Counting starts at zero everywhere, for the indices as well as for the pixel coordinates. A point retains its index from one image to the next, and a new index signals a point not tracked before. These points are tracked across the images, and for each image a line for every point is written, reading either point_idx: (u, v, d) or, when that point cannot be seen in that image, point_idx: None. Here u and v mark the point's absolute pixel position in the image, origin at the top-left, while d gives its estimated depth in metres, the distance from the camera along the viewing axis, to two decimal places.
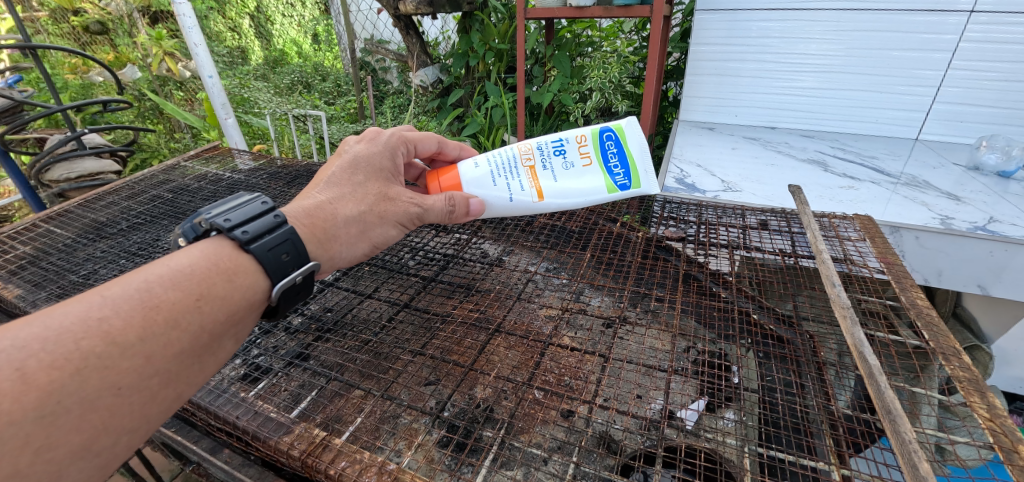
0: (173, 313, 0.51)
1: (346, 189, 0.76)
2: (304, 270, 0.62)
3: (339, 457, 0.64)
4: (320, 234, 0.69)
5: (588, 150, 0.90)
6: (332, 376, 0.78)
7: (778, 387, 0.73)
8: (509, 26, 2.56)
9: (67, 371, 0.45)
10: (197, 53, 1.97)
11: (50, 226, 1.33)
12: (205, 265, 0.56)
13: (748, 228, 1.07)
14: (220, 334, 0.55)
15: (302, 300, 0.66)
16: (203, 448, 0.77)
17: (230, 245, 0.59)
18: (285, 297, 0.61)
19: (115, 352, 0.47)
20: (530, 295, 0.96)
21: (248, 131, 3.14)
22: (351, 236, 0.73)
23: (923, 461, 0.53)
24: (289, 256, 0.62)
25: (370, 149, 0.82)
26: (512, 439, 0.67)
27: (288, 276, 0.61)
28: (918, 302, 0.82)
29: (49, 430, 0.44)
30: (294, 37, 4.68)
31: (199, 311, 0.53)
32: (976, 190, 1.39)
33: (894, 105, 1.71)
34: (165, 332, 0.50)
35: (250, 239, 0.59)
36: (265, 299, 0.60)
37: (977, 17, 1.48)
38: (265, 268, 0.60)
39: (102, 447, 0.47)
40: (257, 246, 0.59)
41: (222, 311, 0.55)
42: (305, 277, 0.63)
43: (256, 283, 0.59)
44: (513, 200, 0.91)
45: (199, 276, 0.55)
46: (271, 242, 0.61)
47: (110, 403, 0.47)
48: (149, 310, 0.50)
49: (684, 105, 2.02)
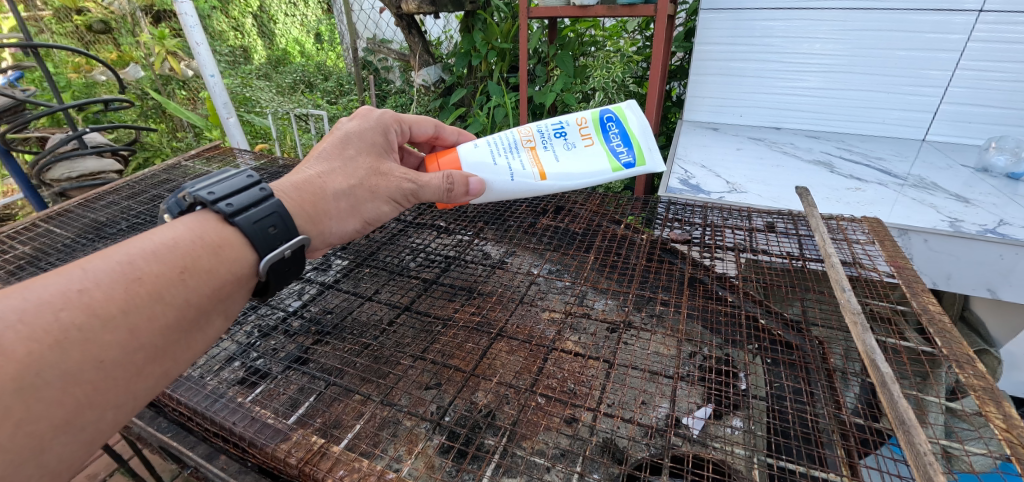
0: (156, 286, 0.50)
1: (336, 163, 0.75)
2: (293, 243, 0.61)
3: (336, 466, 0.62)
4: (310, 209, 0.68)
5: (589, 130, 0.91)
6: (331, 380, 0.77)
7: (787, 395, 0.71)
8: (512, 26, 2.53)
9: (46, 343, 0.44)
10: (199, 52, 1.95)
11: (49, 226, 1.31)
12: (189, 239, 0.55)
13: (754, 231, 1.05)
14: (206, 309, 0.54)
15: (293, 276, 0.64)
16: (198, 454, 0.75)
17: (214, 219, 0.58)
18: (273, 272, 0.60)
19: (97, 325, 0.46)
20: (534, 299, 0.95)
21: (250, 131, 3.13)
22: (341, 211, 0.72)
23: (940, 474, 0.51)
24: (277, 229, 0.61)
25: (362, 125, 0.82)
26: (514, 447, 0.66)
27: (276, 250, 0.60)
28: (930, 308, 0.80)
29: (29, 404, 0.43)
30: (297, 35, 4.65)
31: (183, 283, 0.52)
32: (985, 192, 1.37)
33: (901, 106, 1.69)
34: (148, 305, 0.49)
35: (234, 211, 0.58)
36: (253, 274, 0.59)
37: (984, 16, 1.46)
38: (251, 241, 0.58)
39: (85, 422, 0.47)
40: (242, 218, 0.58)
41: (208, 285, 0.54)
42: (295, 250, 0.62)
43: (242, 255, 0.58)
44: (514, 180, 0.89)
45: (184, 248, 0.54)
46: (256, 215, 0.60)
47: (92, 377, 0.46)
48: (131, 283, 0.49)
49: (688, 105, 2.00)
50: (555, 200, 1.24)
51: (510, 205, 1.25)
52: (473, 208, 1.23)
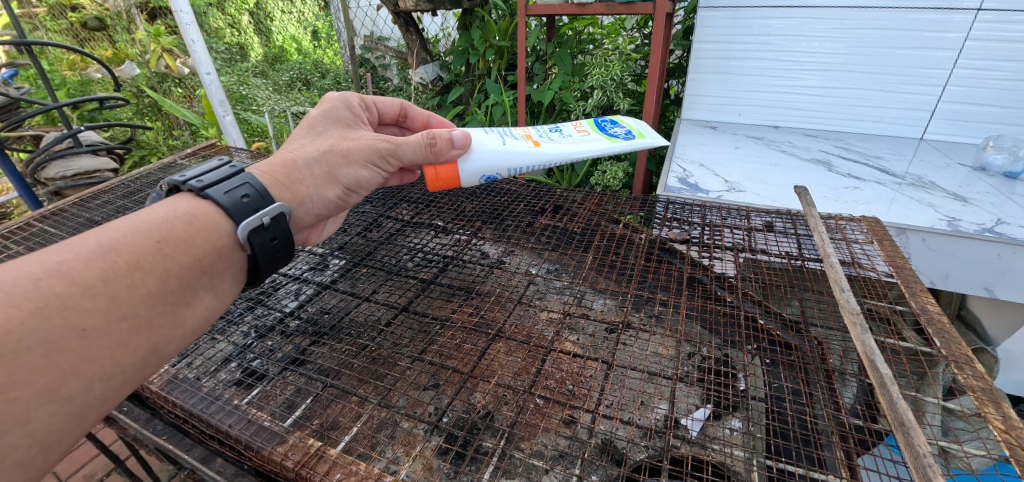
0: (134, 255, 0.50)
1: (306, 138, 0.76)
2: (271, 211, 0.61)
3: (333, 469, 0.62)
4: (283, 178, 0.68)
5: (586, 129, 1.01)
6: (327, 382, 0.76)
7: (787, 397, 0.70)
8: (509, 23, 2.53)
9: (26, 310, 0.43)
10: (195, 50, 1.93)
11: (44, 226, 1.29)
12: (165, 213, 0.55)
13: (753, 231, 1.05)
14: (189, 281, 0.54)
15: (281, 249, 0.63)
16: (194, 457, 0.74)
17: (188, 197, 0.59)
18: (255, 242, 0.59)
19: (77, 292, 0.46)
20: (532, 299, 0.94)
21: (246, 128, 3.11)
22: (317, 178, 0.72)
23: (939, 475, 0.51)
24: (252, 199, 0.60)
25: (326, 104, 0.84)
26: (512, 451, 0.66)
27: (254, 217, 0.59)
28: (929, 308, 0.80)
29: (10, 369, 0.42)
30: (294, 33, 4.62)
31: (163, 253, 0.52)
32: (983, 191, 1.37)
33: (898, 105, 1.69)
34: (127, 273, 0.49)
35: (205, 185, 0.59)
36: (235, 247, 0.58)
37: (983, 15, 1.46)
38: (226, 211, 0.58)
39: (71, 393, 0.45)
40: (214, 191, 0.58)
41: (187, 256, 0.54)
42: (274, 219, 0.61)
43: (219, 226, 0.57)
44: (506, 145, 0.90)
45: (162, 222, 0.54)
46: (228, 186, 0.60)
47: (75, 345, 0.45)
48: (109, 253, 0.49)
49: (687, 103, 1.99)
50: (553, 200, 1.24)
51: (507, 204, 1.25)
52: (470, 208, 1.23)
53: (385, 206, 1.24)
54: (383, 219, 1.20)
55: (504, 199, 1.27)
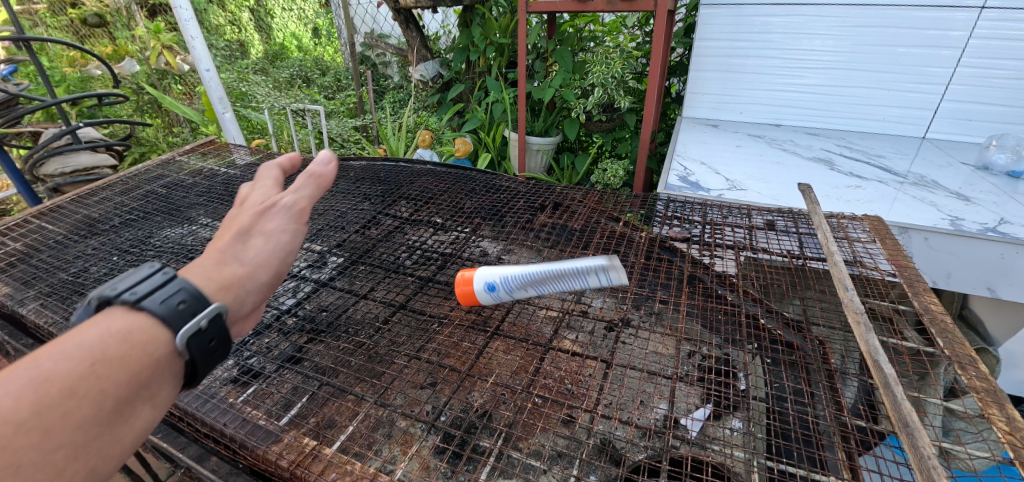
0: (52, 389, 0.37)
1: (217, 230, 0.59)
2: (213, 312, 0.47)
3: (328, 469, 0.61)
4: (216, 272, 0.51)
5: None
6: (324, 381, 0.76)
7: (788, 397, 0.69)
8: (510, 20, 2.51)
9: None
10: (195, 46, 1.92)
11: (41, 222, 1.27)
12: (82, 331, 0.41)
13: (754, 229, 1.05)
14: (124, 406, 0.41)
15: (221, 352, 0.48)
16: (189, 455, 0.73)
17: (105, 311, 0.44)
18: (196, 352, 0.45)
19: None
20: (531, 297, 0.93)
21: (246, 126, 3.09)
22: (250, 261, 0.55)
23: (944, 477, 0.50)
24: (188, 303, 0.46)
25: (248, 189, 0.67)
26: (510, 451, 0.65)
27: (194, 324, 0.45)
28: (932, 308, 0.80)
29: None
30: (295, 31, 4.60)
31: (96, 376, 0.39)
32: (986, 190, 1.36)
33: (901, 103, 1.68)
34: (45, 412, 0.36)
35: (133, 298, 0.44)
36: (179, 359, 0.45)
37: (986, 13, 1.45)
38: (160, 321, 0.44)
39: None
40: (145, 299, 0.44)
41: (120, 378, 0.40)
42: (214, 322, 0.47)
43: (154, 338, 0.43)
44: None
45: (78, 343, 0.40)
46: (159, 292, 0.45)
47: None
48: (20, 389, 0.36)
49: (688, 101, 1.98)
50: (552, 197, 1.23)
51: (507, 201, 1.24)
52: (470, 205, 1.22)
53: (384, 203, 1.23)
54: (381, 216, 1.19)
55: (504, 197, 1.26)
